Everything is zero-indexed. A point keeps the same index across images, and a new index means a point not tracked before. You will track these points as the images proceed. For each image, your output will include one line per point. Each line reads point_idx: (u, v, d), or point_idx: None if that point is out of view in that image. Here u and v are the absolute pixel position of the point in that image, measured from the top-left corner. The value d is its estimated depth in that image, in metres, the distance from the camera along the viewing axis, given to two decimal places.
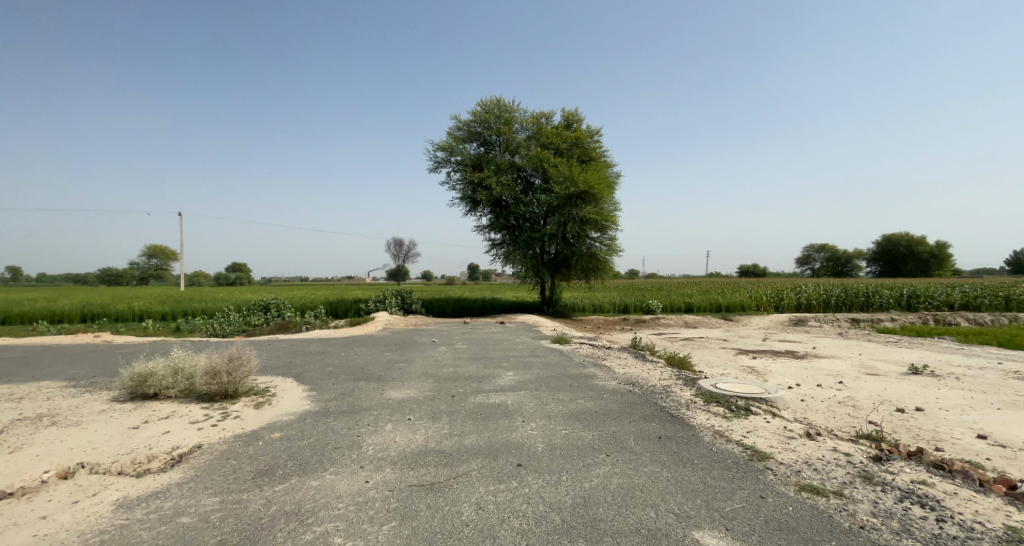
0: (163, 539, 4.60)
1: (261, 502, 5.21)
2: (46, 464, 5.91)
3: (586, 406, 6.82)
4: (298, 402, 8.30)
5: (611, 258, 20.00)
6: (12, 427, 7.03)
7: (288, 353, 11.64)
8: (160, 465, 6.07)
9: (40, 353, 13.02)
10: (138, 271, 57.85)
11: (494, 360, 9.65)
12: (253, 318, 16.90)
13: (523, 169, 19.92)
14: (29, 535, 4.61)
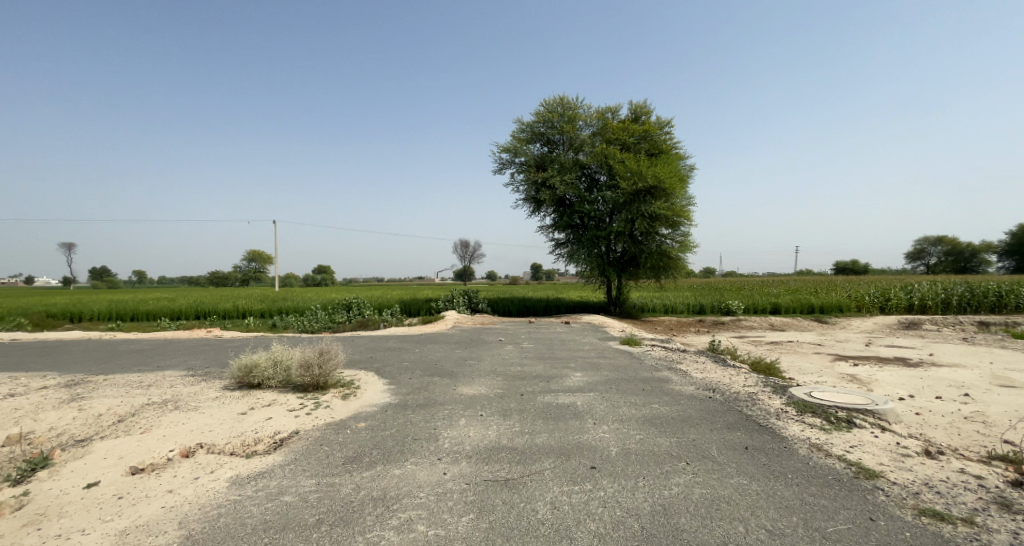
0: (270, 515, 4.95)
1: (351, 486, 5.47)
2: (172, 443, 6.59)
3: (661, 412, 6.51)
4: (379, 395, 8.64)
5: (683, 256, 18.87)
6: (146, 410, 7.91)
7: (368, 348, 12.20)
8: (265, 448, 6.53)
9: (165, 346, 14.67)
10: (241, 274, 63.83)
11: (561, 360, 9.53)
12: (337, 316, 17.91)
13: (588, 167, 19.44)
14: (160, 506, 5.15)
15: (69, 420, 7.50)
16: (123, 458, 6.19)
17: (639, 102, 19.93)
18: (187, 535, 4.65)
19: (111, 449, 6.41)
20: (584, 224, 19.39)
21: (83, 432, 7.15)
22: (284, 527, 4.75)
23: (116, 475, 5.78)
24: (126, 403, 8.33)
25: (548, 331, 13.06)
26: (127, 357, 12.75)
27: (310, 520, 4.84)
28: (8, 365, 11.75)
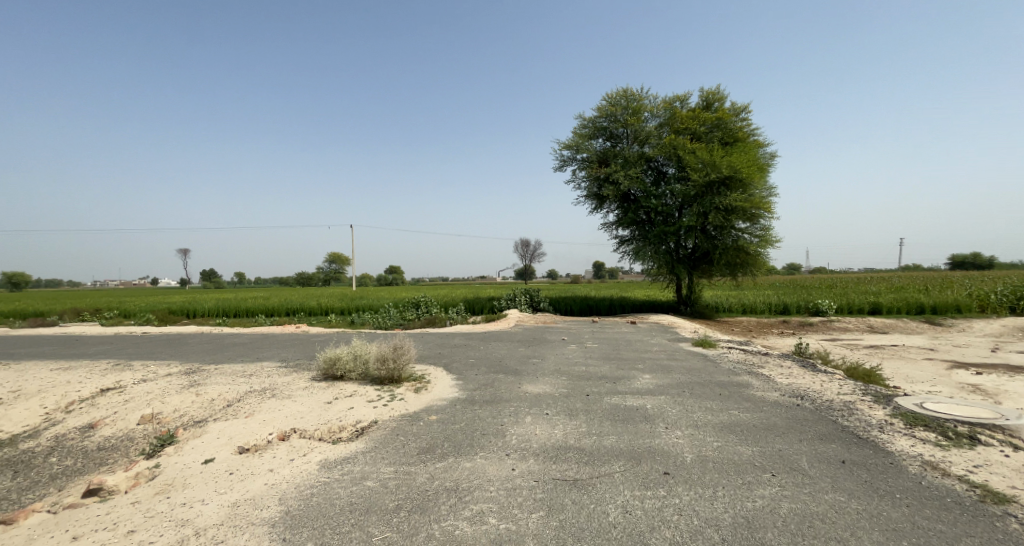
0: (355, 498, 5.17)
1: (426, 475, 5.58)
2: (270, 427, 7.08)
3: (741, 419, 6.07)
4: (448, 389, 8.73)
5: (763, 251, 17.60)
6: (249, 396, 8.46)
7: (436, 345, 12.44)
8: (349, 435, 6.81)
9: (262, 340, 15.87)
10: (322, 275, 68.04)
11: (628, 361, 9.20)
12: (407, 314, 18.49)
13: (655, 159, 18.63)
14: (263, 483, 5.55)
15: (185, 404, 8.22)
16: (231, 439, 6.73)
17: (711, 88, 18.77)
18: (283, 513, 4.94)
19: (221, 431, 6.98)
20: (651, 219, 18.60)
21: (199, 415, 7.82)
22: (367, 510, 4.94)
23: (225, 455, 6.29)
24: (233, 390, 8.95)
25: (614, 331, 12.72)
26: (230, 349, 13.91)
27: (390, 505, 4.99)
28: (138, 354, 13.24)
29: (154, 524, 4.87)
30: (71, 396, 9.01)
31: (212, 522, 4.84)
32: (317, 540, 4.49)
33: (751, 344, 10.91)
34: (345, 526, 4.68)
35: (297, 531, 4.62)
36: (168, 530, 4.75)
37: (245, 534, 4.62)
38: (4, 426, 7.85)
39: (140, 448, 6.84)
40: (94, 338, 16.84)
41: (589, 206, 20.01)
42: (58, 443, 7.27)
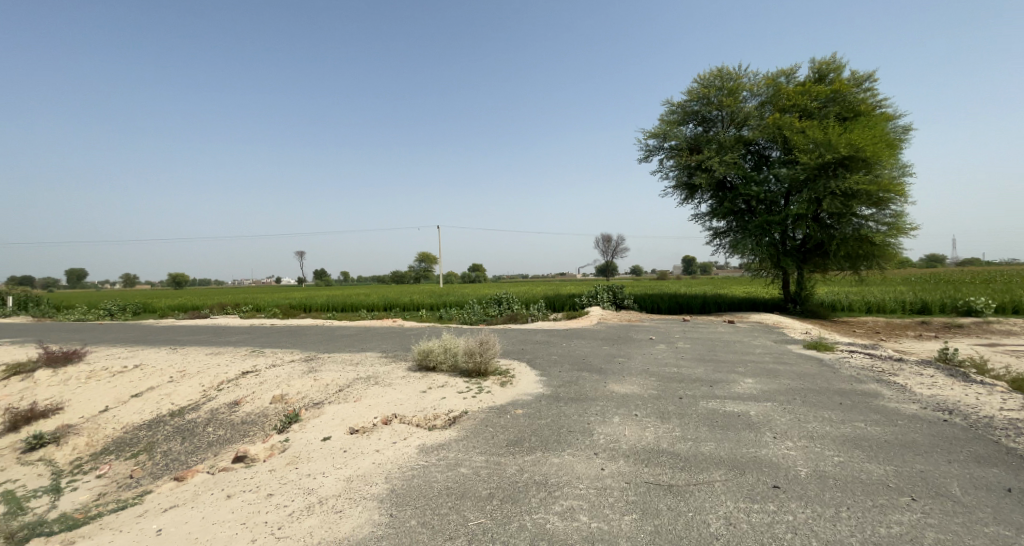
0: (452, 483, 5.27)
1: (516, 467, 5.54)
2: (374, 411, 7.45)
3: (870, 432, 5.37)
4: (532, 384, 8.56)
5: (892, 240, 15.56)
6: (356, 383, 8.88)
7: (520, 340, 12.40)
8: (443, 422, 6.93)
9: (365, 332, 16.85)
10: (412, 273, 71.59)
11: (726, 364, 8.54)
12: (490, 310, 18.77)
13: (755, 142, 17.25)
14: (372, 461, 5.85)
15: (305, 387, 8.85)
16: (342, 420, 7.19)
17: (823, 59, 17.09)
18: (388, 491, 5.16)
19: (335, 413, 7.46)
20: (752, 209, 17.23)
21: (316, 397, 8.40)
22: (462, 496, 5.01)
23: (340, 434, 6.72)
24: (344, 375, 9.47)
25: (709, 331, 11.96)
26: (338, 340, 14.91)
27: (483, 493, 5.03)
28: (267, 342, 14.66)
29: (285, 491, 5.31)
30: (222, 376, 10.11)
31: (332, 493, 5.18)
32: (419, 520, 4.63)
33: (877, 347, 9.68)
34: (443, 509, 4.79)
35: (402, 508, 4.82)
36: (295, 498, 5.12)
37: (357, 507, 4.88)
38: (175, 402, 9.08)
39: (273, 423, 7.59)
40: (234, 329, 18.94)
41: (680, 196, 19.00)
42: (211, 419, 8.20)
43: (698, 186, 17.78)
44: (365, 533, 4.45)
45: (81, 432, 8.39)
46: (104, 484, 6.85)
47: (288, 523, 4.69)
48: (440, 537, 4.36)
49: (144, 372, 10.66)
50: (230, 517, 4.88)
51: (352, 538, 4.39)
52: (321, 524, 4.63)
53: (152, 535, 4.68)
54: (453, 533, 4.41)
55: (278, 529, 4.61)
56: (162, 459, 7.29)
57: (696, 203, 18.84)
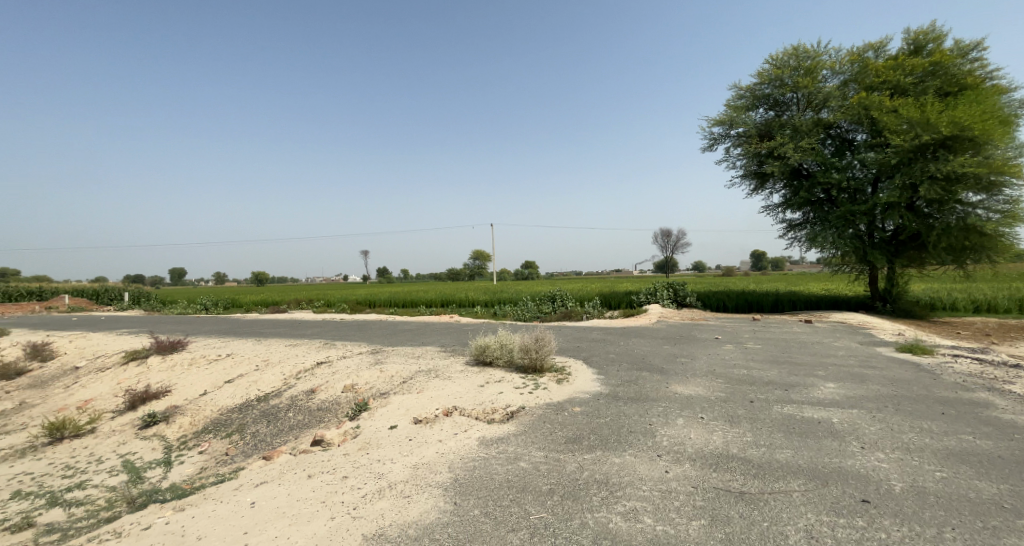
0: (512, 476, 5.22)
1: (575, 465, 5.40)
2: (436, 402, 7.54)
3: (979, 447, 4.83)
4: (590, 383, 8.34)
5: (1004, 230, 13.97)
6: (418, 375, 9.01)
7: (577, 338, 12.17)
8: (501, 417, 6.90)
9: (425, 327, 17.17)
10: (467, 271, 72.60)
11: (803, 367, 7.97)
12: (544, 307, 18.63)
13: (835, 125, 16.10)
14: (436, 450, 5.91)
15: (372, 378, 9.09)
16: (407, 410, 7.34)
17: (918, 29, 15.68)
18: (451, 480, 5.20)
19: (400, 403, 7.63)
20: (832, 197, 16.13)
21: (382, 388, 8.61)
22: (522, 489, 4.96)
23: (404, 424, 6.86)
24: (408, 367, 9.65)
25: (783, 330, 11.26)
26: (401, 335, 15.28)
27: (543, 488, 4.95)
28: (338, 335, 15.30)
29: (358, 474, 5.47)
30: (299, 365, 10.59)
31: (401, 478, 5.29)
32: (482, 510, 4.63)
33: (983, 351, 8.72)
34: (504, 500, 4.76)
35: (465, 498, 4.83)
36: (367, 481, 5.26)
37: (424, 494, 4.94)
38: (261, 388, 9.65)
39: (345, 412, 7.87)
40: (307, 323, 19.90)
41: (750, 186, 18.07)
42: (291, 405, 8.62)
43: (771, 174, 16.86)
44: (431, 520, 4.51)
45: (186, 412, 9.11)
46: (205, 458, 7.36)
47: (361, 504, 4.81)
48: (503, 529, 4.34)
49: (235, 361, 11.31)
50: (311, 495, 5.07)
51: (419, 523, 4.47)
52: (391, 508, 4.72)
53: (248, 507, 4.94)
54: (515, 525, 4.38)
55: (354, 508, 4.74)
56: (252, 439, 7.76)
57: (767, 192, 17.88)
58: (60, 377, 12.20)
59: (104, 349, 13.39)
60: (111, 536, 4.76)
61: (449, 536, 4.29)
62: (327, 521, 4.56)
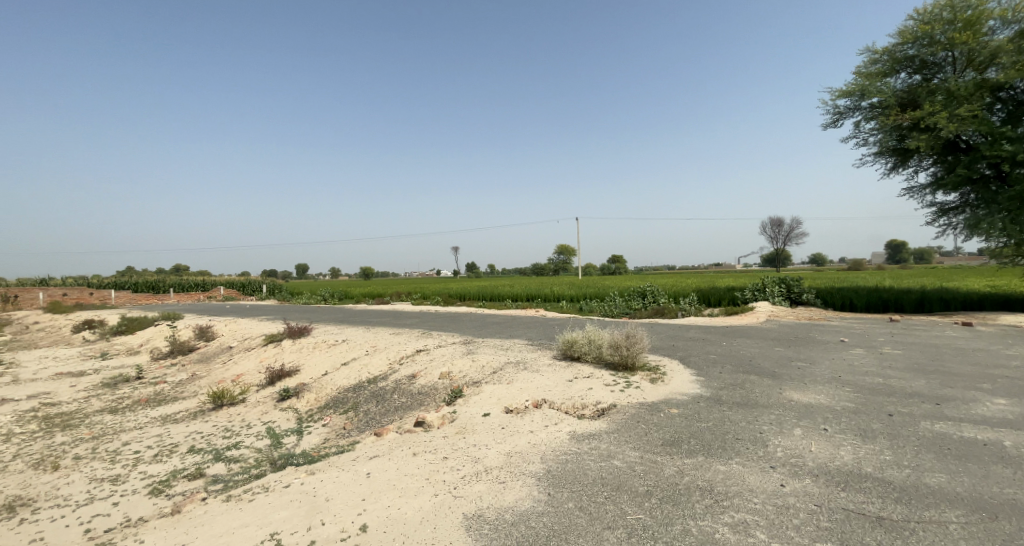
0: (605, 473, 5.00)
1: (674, 469, 5.05)
2: (526, 394, 7.49)
3: None
4: (688, 384, 7.82)
5: None
6: (508, 366, 9.04)
7: (671, 336, 11.55)
8: (592, 414, 6.68)
9: (514, 320, 17.31)
10: (552, 265, 72.57)
11: (954, 378, 6.90)
12: (633, 303, 18.00)
13: (1005, 86, 13.79)
14: (528, 441, 5.84)
15: (465, 367, 9.27)
16: (499, 400, 7.37)
17: None
18: (544, 471, 5.10)
19: (492, 392, 7.68)
20: (1001, 173, 13.86)
21: (475, 376, 8.75)
22: (617, 487, 4.73)
23: (497, 412, 6.89)
24: (499, 357, 9.74)
25: (926, 334, 9.86)
26: (492, 327, 15.52)
27: (640, 489, 4.68)
28: (434, 326, 15.90)
29: (457, 456, 5.55)
30: (401, 352, 11.10)
31: (496, 464, 5.28)
32: (576, 503, 4.48)
33: None
34: (600, 497, 4.57)
35: (559, 490, 4.69)
36: (465, 464, 5.32)
37: (519, 481, 4.89)
38: (371, 371, 10.25)
39: (441, 398, 8.09)
40: (407, 314, 20.92)
41: (888, 163, 16.03)
42: (396, 388, 9.05)
43: (915, 149, 14.84)
44: (526, 507, 4.44)
45: (312, 389, 9.92)
46: (327, 430, 7.93)
47: (461, 485, 4.87)
48: (599, 525, 4.17)
49: (346, 346, 12.12)
50: (417, 471, 5.22)
51: (515, 509, 4.42)
52: (488, 491, 4.72)
53: (363, 476, 5.20)
54: (612, 522, 4.18)
55: (454, 488, 4.81)
56: (364, 416, 8.24)
57: (911, 171, 15.77)
58: (218, 354, 13.80)
59: (250, 332, 15.00)
60: (260, 490, 5.22)
61: (543, 525, 4.19)
62: (431, 497, 4.66)
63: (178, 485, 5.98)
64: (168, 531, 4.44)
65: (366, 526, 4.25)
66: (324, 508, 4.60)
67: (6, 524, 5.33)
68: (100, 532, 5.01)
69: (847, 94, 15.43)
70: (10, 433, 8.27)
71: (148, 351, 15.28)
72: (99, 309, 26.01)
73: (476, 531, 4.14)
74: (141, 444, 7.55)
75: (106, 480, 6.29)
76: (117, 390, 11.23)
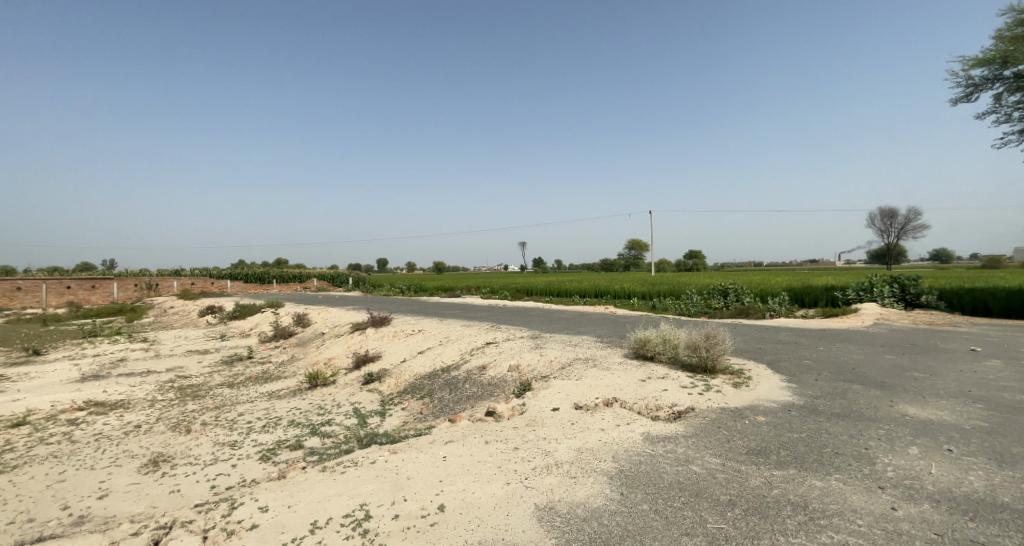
0: (683, 478, 4.72)
1: (760, 480, 4.67)
2: (597, 391, 7.27)
3: None
4: (777, 390, 7.23)
5: None
6: (577, 362, 8.88)
7: (756, 338, 10.80)
8: (667, 415, 6.36)
9: (584, 317, 17.04)
10: (624, 261, 70.94)
11: None
12: (713, 302, 17.09)
13: None
14: (598, 438, 5.66)
15: (533, 360, 9.21)
16: (568, 395, 7.23)
17: None
18: (616, 470, 4.90)
19: (561, 387, 7.55)
20: None
21: (543, 371, 8.66)
22: (696, 494, 4.45)
23: (566, 408, 6.76)
24: (567, 353, 9.59)
25: None
26: (563, 322, 15.37)
27: (721, 498, 4.37)
28: (503, 319, 16.04)
29: (528, 448, 5.49)
30: (472, 343, 11.28)
31: (567, 459, 5.17)
32: (651, 506, 4.26)
33: None
34: (677, 502, 4.32)
35: (633, 491, 4.49)
36: (536, 456, 5.25)
37: (590, 478, 4.74)
38: (445, 360, 10.50)
39: (511, 390, 8.08)
40: (479, 307, 21.30)
41: None
42: (467, 378, 9.19)
43: None
44: (599, 504, 4.29)
45: (392, 374, 10.35)
46: (406, 414, 8.20)
47: (532, 476, 4.80)
48: (675, 530, 3.94)
49: (422, 335, 12.54)
50: (490, 459, 5.23)
51: (587, 505, 4.28)
52: (559, 485, 4.62)
53: (440, 459, 5.29)
54: (690, 529, 3.94)
55: (526, 478, 4.76)
56: (439, 402, 8.44)
57: None
58: (313, 339, 14.81)
59: (340, 320, 15.96)
60: (350, 464, 5.48)
61: (616, 524, 4.02)
62: (503, 485, 4.64)
63: (283, 454, 6.44)
64: (279, 492, 4.75)
65: (444, 506, 4.30)
66: (406, 485, 4.72)
67: (150, 475, 5.97)
68: (221, 490, 5.48)
69: (981, 63, 13.66)
70: (151, 399, 9.33)
71: (257, 335, 16.71)
72: (220, 297, 28.95)
73: (548, 523, 4.06)
74: (253, 416, 8.21)
75: (226, 444, 6.90)
76: (233, 367, 12.37)
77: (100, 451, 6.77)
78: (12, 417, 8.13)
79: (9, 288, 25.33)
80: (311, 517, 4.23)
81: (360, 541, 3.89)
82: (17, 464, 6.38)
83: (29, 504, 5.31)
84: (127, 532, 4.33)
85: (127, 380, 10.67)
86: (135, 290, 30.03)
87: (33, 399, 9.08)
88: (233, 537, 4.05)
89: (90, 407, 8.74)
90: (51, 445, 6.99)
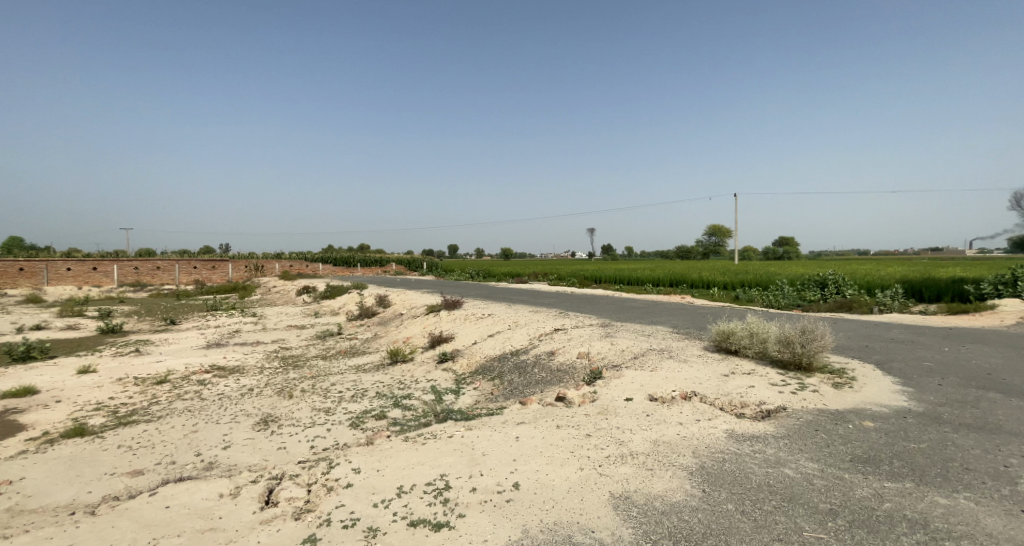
0: (774, 481, 4.35)
1: (868, 491, 4.19)
2: (673, 383, 6.93)
3: None
4: (888, 394, 6.46)
5: None
6: (651, 352, 8.53)
7: (859, 335, 9.78)
8: (754, 414, 5.90)
9: (658, 306, 16.38)
10: (703, 248, 67.74)
11: None
12: (808, 293, 15.73)
13: None
14: (676, 433, 5.37)
15: (604, 349, 8.98)
16: (642, 386, 6.95)
17: None
18: (698, 466, 4.62)
19: (634, 377, 7.29)
20: None
21: (614, 360, 8.42)
22: (790, 499, 4.08)
23: (640, 399, 6.49)
24: (639, 343, 9.24)
25: None
26: (637, 312, 14.85)
27: (820, 506, 3.97)
28: (573, 307, 15.82)
29: (601, 436, 5.33)
30: (542, 328, 11.21)
31: (643, 450, 4.95)
32: (737, 507, 3.96)
33: None
34: (766, 505, 3.98)
35: (715, 489, 4.21)
36: (609, 444, 5.09)
37: (668, 471, 4.51)
38: (514, 343, 10.54)
39: (581, 377, 7.93)
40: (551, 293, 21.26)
41: None
42: (536, 362, 9.15)
43: None
44: (678, 500, 4.06)
45: (464, 354, 10.57)
46: (479, 393, 8.32)
47: (607, 464, 4.66)
48: (766, 535, 3.64)
49: (493, 318, 12.68)
50: (562, 443, 5.14)
51: (666, 499, 4.07)
52: (635, 475, 4.44)
53: (513, 440, 5.27)
54: (783, 535, 3.62)
55: (600, 465, 4.62)
56: (510, 384, 8.47)
57: None
58: (392, 319, 15.51)
59: (415, 302, 16.58)
60: (430, 436, 5.63)
61: (698, 521, 3.78)
62: (576, 470, 4.54)
63: (370, 422, 6.77)
64: (369, 456, 5.00)
65: (518, 485, 4.28)
66: (482, 461, 4.76)
67: (262, 432, 6.52)
68: (319, 450, 5.86)
69: None
70: (261, 366, 10.25)
71: (344, 314, 17.83)
72: None
73: (623, 512, 3.90)
74: (343, 386, 8.73)
75: (322, 410, 7.39)
76: (326, 341, 13.26)
77: (223, 409, 7.52)
78: (156, 375, 9.27)
79: (150, 266, 29.08)
80: (397, 482, 4.39)
81: (442, 509, 3.96)
82: (160, 414, 7.24)
83: (171, 449, 6.00)
84: (248, 478, 4.75)
85: (242, 349, 11.80)
86: (245, 270, 33.04)
87: (171, 360, 10.32)
88: (332, 493, 4.29)
89: (214, 370, 9.75)
90: (185, 401, 7.87)
